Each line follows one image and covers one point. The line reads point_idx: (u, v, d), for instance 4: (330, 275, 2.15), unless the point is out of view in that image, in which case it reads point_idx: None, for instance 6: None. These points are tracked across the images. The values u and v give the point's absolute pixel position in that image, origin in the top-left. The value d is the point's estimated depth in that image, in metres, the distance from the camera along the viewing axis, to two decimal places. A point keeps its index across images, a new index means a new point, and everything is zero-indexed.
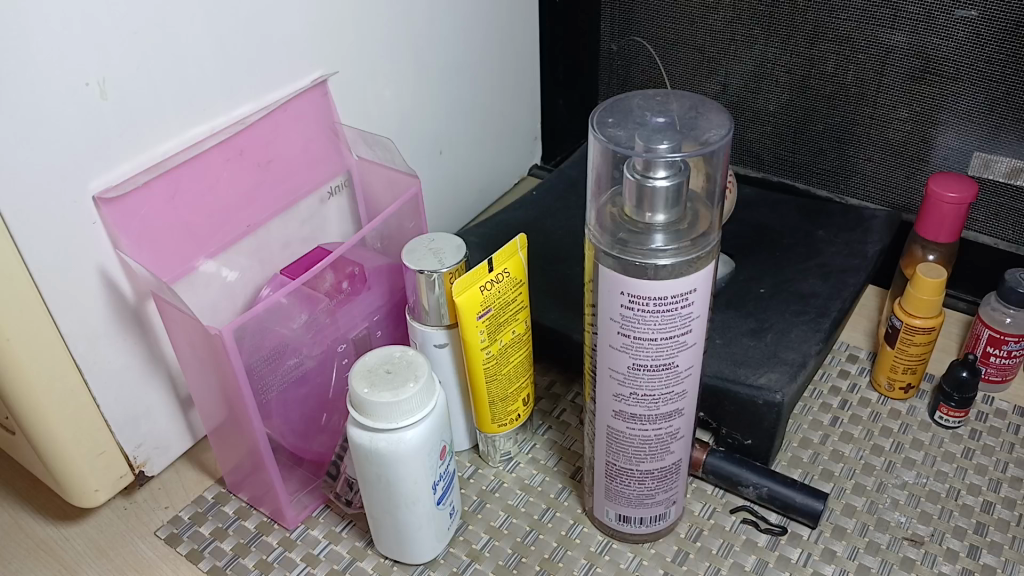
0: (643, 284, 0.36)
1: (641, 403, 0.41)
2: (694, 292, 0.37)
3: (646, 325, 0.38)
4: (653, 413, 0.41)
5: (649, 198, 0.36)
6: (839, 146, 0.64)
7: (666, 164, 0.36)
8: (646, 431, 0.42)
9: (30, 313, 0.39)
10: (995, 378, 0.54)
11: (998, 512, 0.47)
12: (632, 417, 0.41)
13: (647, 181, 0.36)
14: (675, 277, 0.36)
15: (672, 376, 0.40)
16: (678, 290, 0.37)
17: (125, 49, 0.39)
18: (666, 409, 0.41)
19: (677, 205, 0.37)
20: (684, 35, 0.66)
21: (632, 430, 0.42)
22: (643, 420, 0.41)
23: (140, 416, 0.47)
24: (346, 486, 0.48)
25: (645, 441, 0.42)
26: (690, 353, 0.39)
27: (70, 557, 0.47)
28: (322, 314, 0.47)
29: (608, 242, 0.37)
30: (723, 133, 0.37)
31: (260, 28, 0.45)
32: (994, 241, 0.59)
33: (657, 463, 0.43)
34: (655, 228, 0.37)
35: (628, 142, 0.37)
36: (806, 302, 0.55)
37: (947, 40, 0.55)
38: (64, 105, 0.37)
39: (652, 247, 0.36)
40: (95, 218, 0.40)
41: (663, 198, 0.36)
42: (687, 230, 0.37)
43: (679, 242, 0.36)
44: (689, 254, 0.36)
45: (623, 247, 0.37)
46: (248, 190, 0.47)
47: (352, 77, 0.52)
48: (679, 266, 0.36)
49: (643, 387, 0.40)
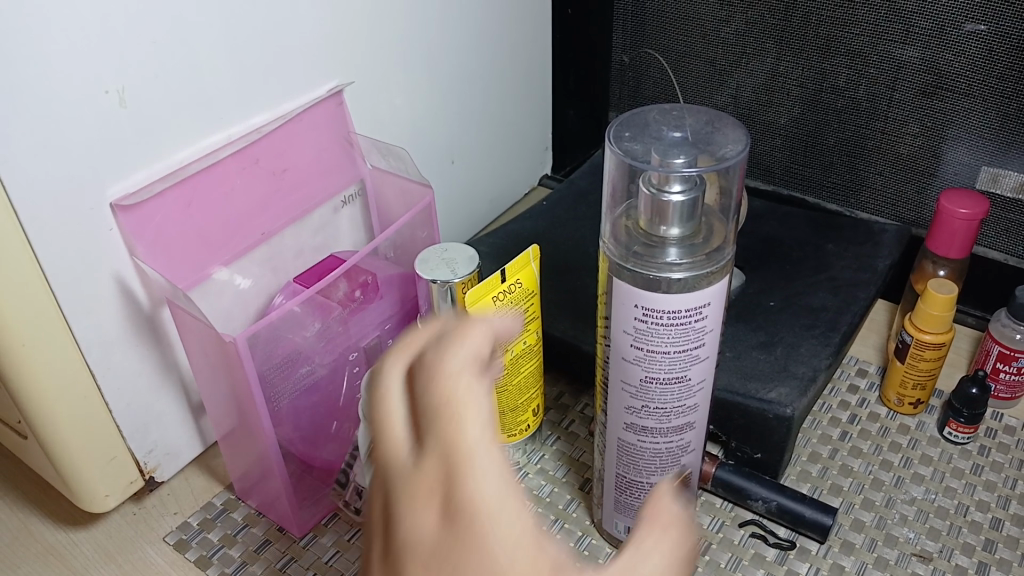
0: (656, 296, 0.37)
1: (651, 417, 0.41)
2: (708, 306, 0.37)
3: (660, 338, 0.38)
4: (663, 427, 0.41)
5: (664, 212, 0.36)
6: (849, 160, 0.64)
7: (682, 180, 0.36)
8: (657, 444, 0.42)
9: (44, 318, 0.39)
10: (1004, 395, 0.55)
11: (1007, 529, 0.47)
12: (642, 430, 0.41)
13: (662, 196, 0.36)
14: (687, 290, 0.36)
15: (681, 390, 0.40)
16: (691, 303, 0.37)
17: (144, 58, 0.39)
18: (677, 422, 0.41)
19: (692, 220, 0.37)
20: (695, 47, 0.66)
21: (643, 443, 0.42)
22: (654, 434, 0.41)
23: (151, 422, 0.47)
24: (355, 494, 0.49)
25: (656, 453, 0.42)
26: (703, 366, 0.39)
27: (80, 562, 0.47)
28: (335, 322, 0.47)
29: (623, 256, 0.37)
30: (740, 148, 0.37)
31: (276, 38, 0.45)
32: (1003, 257, 0.60)
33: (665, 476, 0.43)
34: (670, 242, 0.37)
35: (644, 157, 0.37)
36: (816, 316, 0.55)
37: (959, 56, 0.55)
38: (83, 114, 0.38)
39: (665, 261, 0.36)
40: (112, 225, 0.41)
41: (677, 213, 0.36)
42: (701, 245, 0.37)
43: (693, 256, 0.36)
44: (703, 267, 0.36)
45: (636, 261, 0.37)
46: (262, 198, 0.47)
47: (366, 85, 0.52)
48: (688, 280, 0.36)
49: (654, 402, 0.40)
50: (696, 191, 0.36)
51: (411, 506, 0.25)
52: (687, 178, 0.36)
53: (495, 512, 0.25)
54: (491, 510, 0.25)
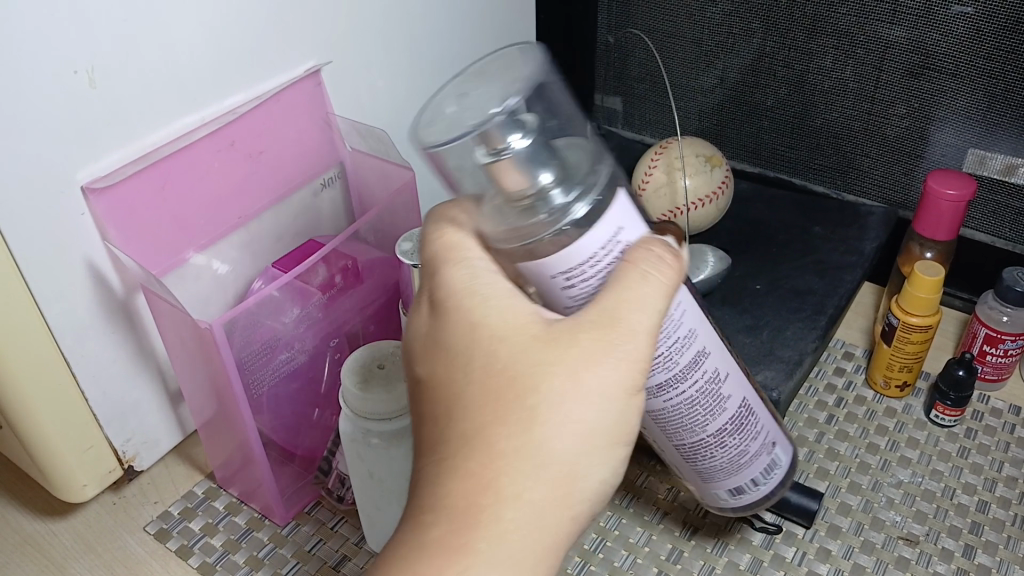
0: (567, 254, 0.31)
1: (724, 451, 0.38)
2: (622, 233, 0.31)
3: (644, 339, 0.33)
4: (742, 450, 0.39)
5: (526, 165, 0.31)
6: (837, 142, 0.63)
7: (499, 124, 0.30)
8: (718, 447, 0.38)
9: (14, 305, 0.39)
10: (991, 377, 0.54)
11: (993, 512, 0.47)
12: (714, 471, 0.39)
13: (513, 150, 0.31)
14: (597, 225, 0.31)
15: (726, 400, 0.37)
16: (601, 242, 0.31)
17: (114, 38, 0.38)
18: (721, 412, 0.37)
19: (553, 157, 0.31)
20: (681, 28, 0.65)
21: (709, 456, 0.38)
22: (733, 466, 0.39)
23: (129, 410, 0.47)
24: (337, 482, 0.48)
25: (724, 455, 0.38)
26: (704, 332, 0.35)
27: (58, 553, 0.46)
28: (314, 308, 0.46)
29: (512, 233, 0.32)
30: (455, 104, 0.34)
31: (253, 17, 0.44)
32: (990, 240, 0.59)
33: (756, 467, 0.39)
34: (550, 188, 0.31)
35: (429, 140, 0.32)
36: (802, 299, 0.55)
37: (947, 37, 0.54)
38: (51, 95, 0.37)
39: (558, 207, 0.31)
40: (83, 209, 0.40)
41: (532, 158, 0.31)
42: (586, 181, 0.32)
43: (586, 193, 0.31)
44: (602, 198, 0.31)
45: (524, 218, 0.32)
46: (240, 182, 0.46)
47: (345, 67, 0.51)
48: (590, 216, 0.31)
49: (715, 431, 0.37)
50: (528, 132, 0.31)
51: (453, 334, 0.31)
52: (499, 122, 0.30)
53: (524, 305, 0.31)
54: (525, 307, 0.31)
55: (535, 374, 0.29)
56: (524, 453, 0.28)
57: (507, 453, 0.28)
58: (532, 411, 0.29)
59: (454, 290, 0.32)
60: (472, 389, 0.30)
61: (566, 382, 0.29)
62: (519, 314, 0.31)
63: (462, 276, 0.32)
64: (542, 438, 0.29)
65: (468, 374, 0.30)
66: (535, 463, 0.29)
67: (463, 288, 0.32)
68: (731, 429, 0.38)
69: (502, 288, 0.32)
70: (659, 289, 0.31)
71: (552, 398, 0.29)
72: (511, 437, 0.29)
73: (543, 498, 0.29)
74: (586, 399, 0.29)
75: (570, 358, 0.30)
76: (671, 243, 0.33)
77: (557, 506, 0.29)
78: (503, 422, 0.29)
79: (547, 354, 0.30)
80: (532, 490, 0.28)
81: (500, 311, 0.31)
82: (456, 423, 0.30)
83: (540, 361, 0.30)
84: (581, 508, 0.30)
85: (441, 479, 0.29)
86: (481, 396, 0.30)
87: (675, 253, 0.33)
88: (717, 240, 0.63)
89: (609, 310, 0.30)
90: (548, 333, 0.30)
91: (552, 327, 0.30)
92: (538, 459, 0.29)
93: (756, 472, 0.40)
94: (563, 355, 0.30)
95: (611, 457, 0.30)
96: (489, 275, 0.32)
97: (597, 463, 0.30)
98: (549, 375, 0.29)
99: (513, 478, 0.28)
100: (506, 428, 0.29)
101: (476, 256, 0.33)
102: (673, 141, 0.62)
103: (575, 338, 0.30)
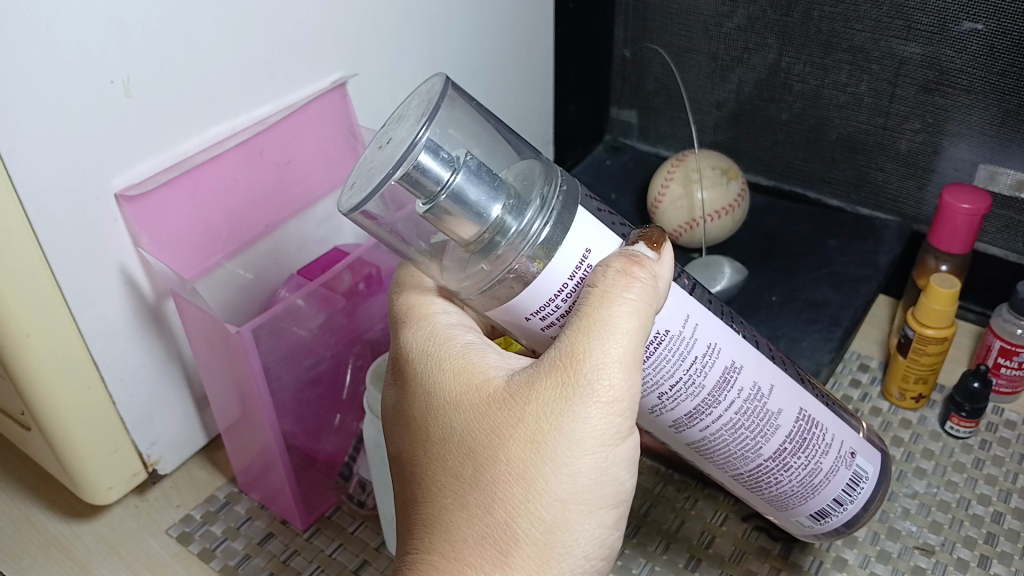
0: (532, 292, 0.31)
1: (791, 473, 0.38)
2: (591, 254, 0.32)
3: (665, 370, 0.33)
4: (813, 470, 0.38)
5: (471, 200, 0.31)
6: (852, 157, 0.64)
7: (424, 161, 0.30)
8: (778, 469, 0.37)
9: (48, 310, 0.39)
10: (1005, 390, 0.55)
11: (1008, 522, 0.47)
12: (787, 495, 0.39)
13: (450, 191, 0.30)
14: (557, 250, 0.31)
15: (778, 416, 0.36)
16: (566, 274, 0.31)
17: (150, 49, 0.39)
18: (775, 429, 0.36)
19: (496, 182, 0.32)
20: (697, 42, 0.67)
21: (777, 478, 0.38)
22: (807, 487, 0.39)
23: (154, 414, 0.47)
24: (359, 487, 0.49)
25: (793, 471, 0.38)
26: (730, 342, 0.35)
27: (82, 555, 0.47)
28: (338, 315, 0.46)
29: (476, 279, 0.32)
30: (390, 130, 0.33)
31: (283, 28, 0.45)
32: (1004, 253, 0.60)
33: (838, 483, 0.39)
34: (503, 218, 0.31)
35: (363, 190, 0.31)
36: (818, 311, 0.58)
37: (960, 53, 0.55)
38: (88, 104, 0.37)
39: (516, 234, 0.31)
40: (117, 215, 0.41)
41: (475, 189, 0.31)
42: (536, 197, 0.32)
43: (538, 210, 0.32)
44: (557, 211, 0.32)
45: (482, 256, 0.32)
46: (265, 189, 0.47)
47: (371, 78, 0.52)
48: (554, 235, 0.31)
49: (774, 452, 0.37)
50: (458, 159, 0.31)
51: (420, 406, 0.34)
52: (422, 159, 0.30)
53: (491, 367, 0.34)
54: (490, 366, 0.34)
55: (492, 441, 0.32)
56: (500, 519, 0.31)
57: (479, 523, 0.31)
58: (496, 478, 0.31)
59: (418, 363, 0.35)
60: (442, 459, 0.33)
61: (525, 442, 0.31)
62: (479, 377, 0.33)
63: (424, 346, 0.35)
64: (510, 500, 0.31)
65: (436, 446, 0.33)
66: (512, 525, 0.31)
67: (428, 357, 0.35)
68: (792, 447, 0.37)
69: (468, 353, 0.34)
70: (630, 309, 0.31)
71: (511, 461, 0.31)
72: (481, 505, 0.32)
73: (532, 554, 0.31)
74: (550, 452, 0.31)
75: (528, 416, 0.31)
76: (648, 252, 0.33)
77: (550, 561, 0.31)
78: (473, 493, 0.32)
79: (502, 418, 0.32)
80: (516, 551, 0.31)
81: (460, 377, 0.34)
82: (434, 497, 0.33)
83: (494, 427, 0.32)
84: (582, 555, 0.32)
85: (425, 552, 0.32)
86: (449, 467, 0.33)
87: (644, 259, 0.32)
88: (732, 251, 0.64)
89: (573, 353, 0.31)
90: (502, 395, 0.32)
91: (508, 386, 0.32)
92: (513, 519, 0.31)
93: (839, 488, 0.39)
94: (519, 414, 0.32)
95: (602, 500, 0.32)
96: (455, 341, 0.35)
97: (585, 509, 0.32)
98: (506, 439, 0.32)
99: (492, 544, 0.31)
100: (475, 499, 0.32)
101: (439, 323, 0.36)
102: (688, 153, 0.63)
103: (530, 395, 0.32)
